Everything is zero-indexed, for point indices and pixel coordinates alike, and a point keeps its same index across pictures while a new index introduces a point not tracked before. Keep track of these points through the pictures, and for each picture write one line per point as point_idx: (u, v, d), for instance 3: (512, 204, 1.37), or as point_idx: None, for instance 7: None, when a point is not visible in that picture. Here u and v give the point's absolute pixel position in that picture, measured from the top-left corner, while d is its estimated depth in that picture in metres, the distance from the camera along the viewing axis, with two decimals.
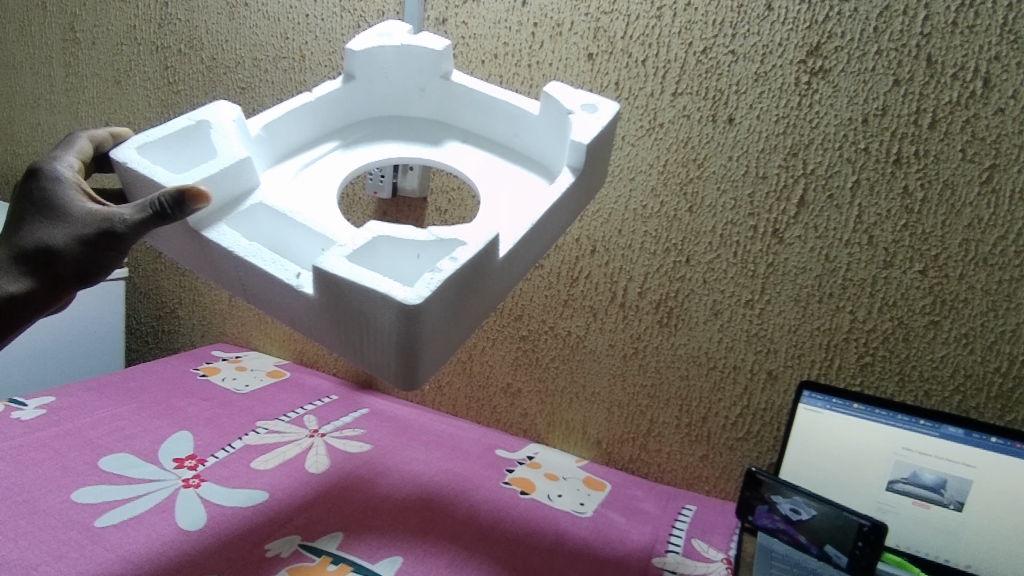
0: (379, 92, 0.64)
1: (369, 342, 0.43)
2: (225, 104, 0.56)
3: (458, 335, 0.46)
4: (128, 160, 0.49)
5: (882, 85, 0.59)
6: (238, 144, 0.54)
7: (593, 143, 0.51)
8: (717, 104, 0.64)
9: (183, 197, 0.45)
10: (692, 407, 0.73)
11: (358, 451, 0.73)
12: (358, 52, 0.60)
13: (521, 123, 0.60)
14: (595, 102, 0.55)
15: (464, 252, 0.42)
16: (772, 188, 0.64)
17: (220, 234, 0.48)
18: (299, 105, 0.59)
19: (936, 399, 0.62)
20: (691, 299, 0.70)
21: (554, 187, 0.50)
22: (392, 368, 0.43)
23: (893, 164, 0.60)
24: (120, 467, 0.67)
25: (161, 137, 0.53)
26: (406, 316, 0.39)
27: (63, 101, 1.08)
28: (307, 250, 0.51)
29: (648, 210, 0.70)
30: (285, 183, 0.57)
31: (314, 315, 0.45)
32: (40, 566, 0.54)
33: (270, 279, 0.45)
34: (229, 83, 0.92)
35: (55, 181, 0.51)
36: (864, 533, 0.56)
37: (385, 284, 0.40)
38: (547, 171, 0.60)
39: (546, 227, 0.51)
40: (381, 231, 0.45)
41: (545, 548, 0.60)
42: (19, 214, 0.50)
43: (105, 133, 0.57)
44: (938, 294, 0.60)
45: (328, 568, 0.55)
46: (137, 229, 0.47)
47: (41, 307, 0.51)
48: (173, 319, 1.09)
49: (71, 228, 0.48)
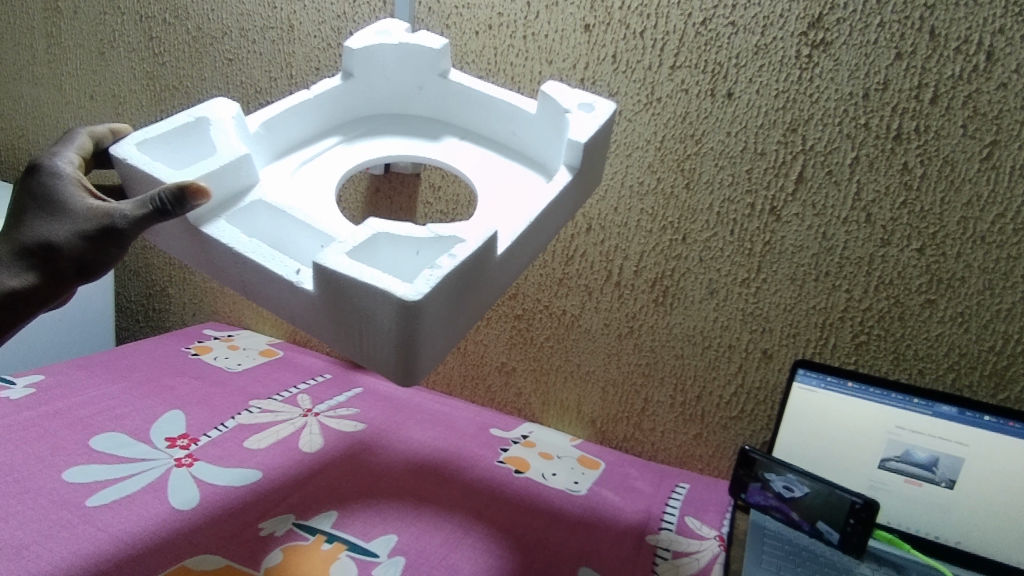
0: (378, 90, 0.63)
1: (365, 335, 0.42)
2: (224, 101, 0.55)
3: (458, 329, 0.45)
4: (127, 156, 0.48)
5: (884, 58, 0.57)
6: (237, 141, 0.52)
7: (590, 141, 0.50)
8: (716, 78, 0.63)
9: (184, 192, 0.43)
10: (686, 386, 0.73)
11: (353, 430, 0.73)
12: (357, 50, 0.59)
13: (516, 119, 0.59)
14: (592, 101, 0.54)
15: (463, 250, 0.41)
16: (770, 164, 0.63)
17: (219, 230, 0.47)
18: (298, 102, 0.58)
19: (931, 377, 0.63)
20: (688, 277, 0.69)
21: (551, 185, 0.50)
22: (388, 364, 0.42)
23: (894, 140, 0.59)
24: (111, 445, 0.67)
25: (161, 133, 0.51)
26: (406, 311, 0.38)
27: (46, 73, 1.05)
28: (303, 244, 0.50)
29: (644, 187, 0.69)
30: (280, 180, 0.56)
31: (311, 311, 0.44)
32: (30, 546, 0.54)
33: (268, 274, 0.44)
34: (217, 55, 0.90)
35: (55, 176, 0.50)
36: (856, 510, 0.58)
37: (385, 280, 0.39)
38: (544, 164, 0.59)
39: (544, 223, 0.50)
40: (381, 228, 0.44)
41: (540, 525, 0.61)
42: (20, 210, 0.49)
43: (105, 129, 0.55)
44: (935, 273, 0.60)
45: (323, 546, 0.56)
46: (137, 225, 0.46)
47: (44, 302, 0.50)
48: (163, 297, 1.08)
49: (72, 224, 0.47)
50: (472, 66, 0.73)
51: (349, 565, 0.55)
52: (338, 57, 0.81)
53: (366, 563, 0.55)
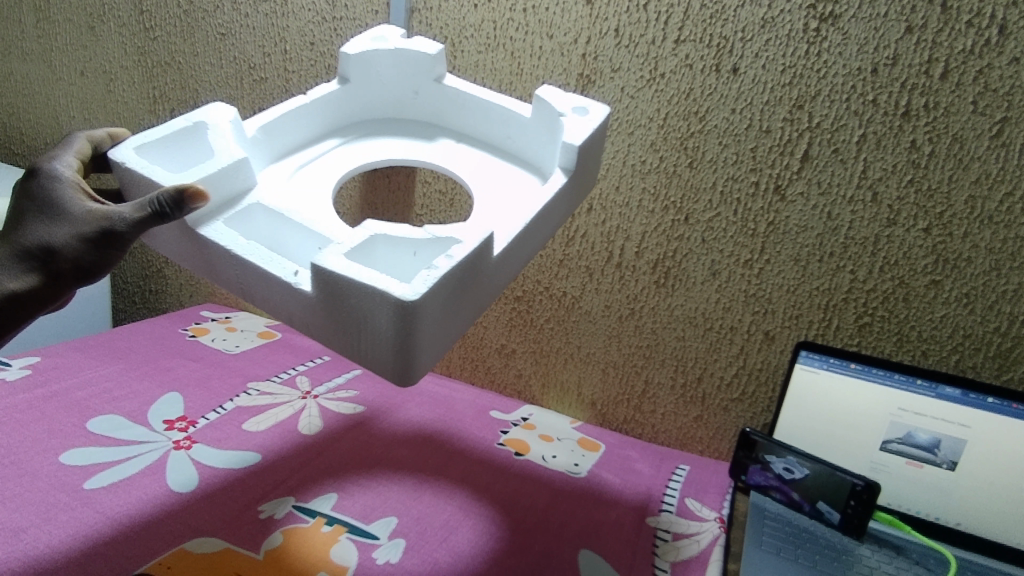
0: (374, 95, 0.62)
1: (361, 336, 0.41)
2: (221, 106, 0.53)
3: (455, 331, 0.44)
4: (126, 161, 0.47)
5: (894, 32, 0.55)
6: (234, 144, 0.51)
7: (585, 145, 0.50)
8: (722, 52, 0.61)
9: (182, 196, 0.43)
10: (686, 367, 0.72)
11: (353, 412, 0.72)
12: (353, 56, 0.58)
13: (513, 125, 0.58)
14: (586, 104, 0.54)
15: (461, 250, 0.41)
16: (776, 142, 0.61)
17: (216, 231, 0.46)
18: (295, 107, 0.57)
19: (934, 359, 0.62)
20: (690, 258, 0.68)
21: (546, 188, 0.49)
22: (384, 363, 0.41)
23: (902, 117, 0.57)
24: (108, 428, 0.66)
25: (159, 138, 0.50)
26: (403, 312, 0.38)
27: (36, 48, 1.03)
28: (300, 245, 0.48)
29: (647, 166, 0.67)
30: (277, 182, 0.54)
31: (308, 313, 0.43)
32: (28, 529, 0.54)
33: (265, 276, 0.44)
34: (209, 29, 0.87)
35: (54, 179, 0.49)
36: (857, 492, 0.59)
37: (382, 280, 0.38)
38: (539, 167, 0.58)
39: (541, 224, 0.50)
40: (379, 230, 0.44)
41: (541, 508, 0.61)
42: (19, 212, 0.48)
43: (104, 134, 0.54)
44: (941, 253, 0.59)
45: (322, 529, 0.56)
46: (138, 228, 0.45)
47: (44, 304, 0.49)
48: (160, 278, 1.07)
49: (71, 227, 0.47)
50: (471, 40, 0.71)
51: (349, 547, 0.55)
52: (333, 32, 0.78)
53: (366, 545, 0.55)
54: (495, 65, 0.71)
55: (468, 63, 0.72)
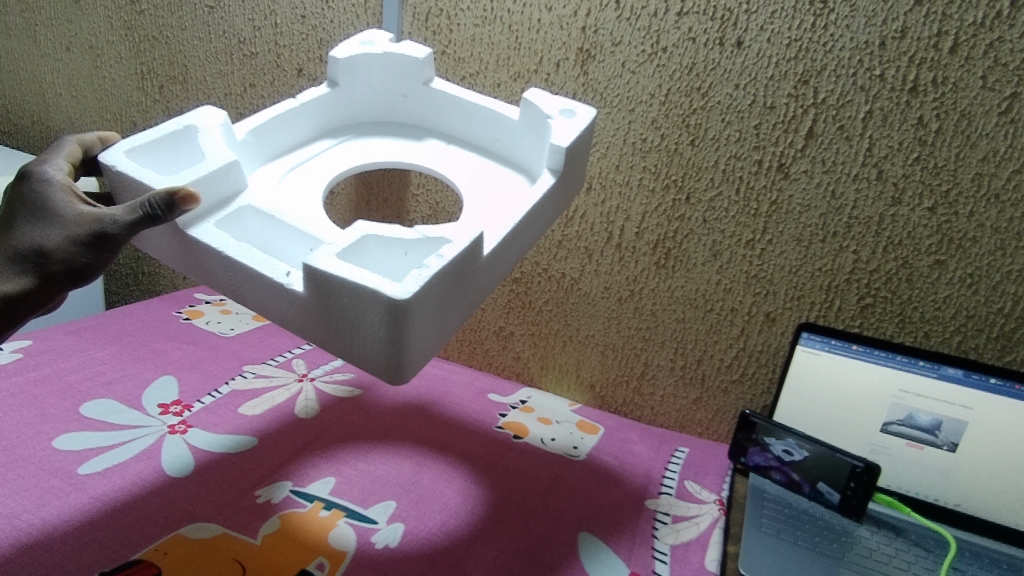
0: (362, 100, 0.60)
1: (352, 334, 0.40)
2: (212, 108, 0.52)
3: (447, 329, 0.43)
4: (116, 164, 0.45)
5: (903, 3, 0.53)
6: (224, 146, 0.49)
7: (572, 146, 0.49)
8: (726, 25, 0.59)
9: (172, 198, 0.41)
10: (686, 349, 0.72)
11: (349, 395, 0.72)
12: (341, 61, 0.57)
13: (500, 127, 0.57)
14: (572, 107, 0.53)
15: (451, 250, 0.39)
16: (780, 119, 0.60)
17: (206, 232, 0.44)
18: (284, 110, 0.55)
19: (936, 340, 0.61)
20: (690, 239, 0.67)
21: (534, 189, 0.48)
22: (376, 359, 0.40)
23: (909, 93, 0.55)
24: (102, 412, 0.66)
25: (150, 141, 0.48)
26: (394, 310, 0.37)
27: (19, 22, 1.00)
28: (291, 247, 0.47)
29: (647, 144, 0.66)
30: (267, 184, 0.52)
31: (298, 311, 0.42)
32: (22, 515, 0.54)
33: (257, 277, 0.42)
34: (197, 1, 0.85)
35: (44, 182, 0.47)
36: (857, 474, 0.59)
37: (373, 279, 0.37)
38: (527, 167, 0.57)
39: (529, 226, 0.49)
40: (369, 230, 0.42)
41: (539, 491, 0.61)
42: (10, 215, 0.47)
43: (94, 137, 0.51)
44: (945, 233, 0.58)
45: (320, 514, 0.56)
46: (129, 231, 0.43)
47: (34, 308, 0.47)
48: (153, 259, 1.05)
49: (63, 231, 0.45)
50: (467, 13, 0.68)
51: (348, 531, 0.54)
52: (324, 4, 0.75)
53: (366, 529, 0.55)
54: (494, 39, 0.68)
55: (465, 37, 0.70)
